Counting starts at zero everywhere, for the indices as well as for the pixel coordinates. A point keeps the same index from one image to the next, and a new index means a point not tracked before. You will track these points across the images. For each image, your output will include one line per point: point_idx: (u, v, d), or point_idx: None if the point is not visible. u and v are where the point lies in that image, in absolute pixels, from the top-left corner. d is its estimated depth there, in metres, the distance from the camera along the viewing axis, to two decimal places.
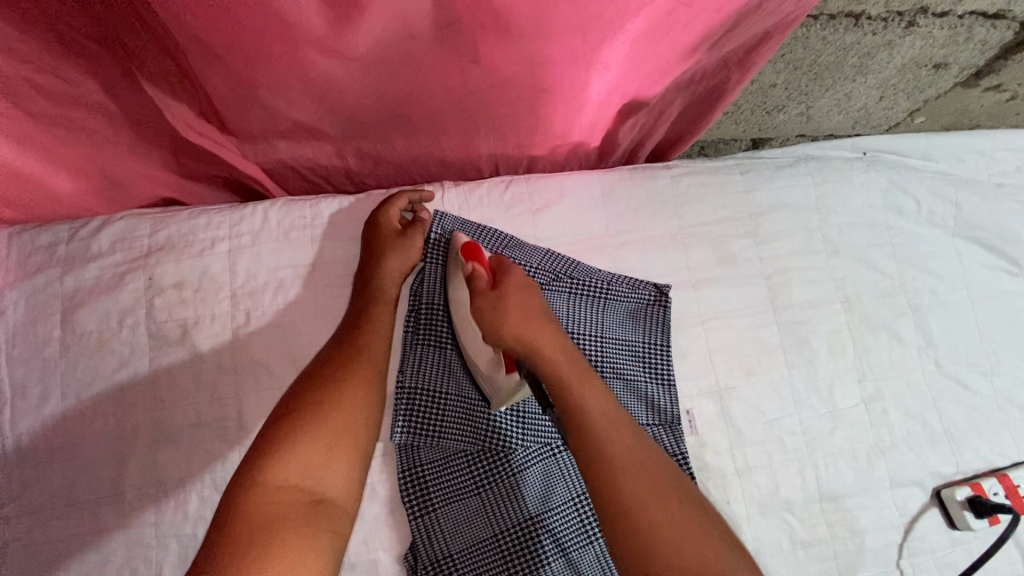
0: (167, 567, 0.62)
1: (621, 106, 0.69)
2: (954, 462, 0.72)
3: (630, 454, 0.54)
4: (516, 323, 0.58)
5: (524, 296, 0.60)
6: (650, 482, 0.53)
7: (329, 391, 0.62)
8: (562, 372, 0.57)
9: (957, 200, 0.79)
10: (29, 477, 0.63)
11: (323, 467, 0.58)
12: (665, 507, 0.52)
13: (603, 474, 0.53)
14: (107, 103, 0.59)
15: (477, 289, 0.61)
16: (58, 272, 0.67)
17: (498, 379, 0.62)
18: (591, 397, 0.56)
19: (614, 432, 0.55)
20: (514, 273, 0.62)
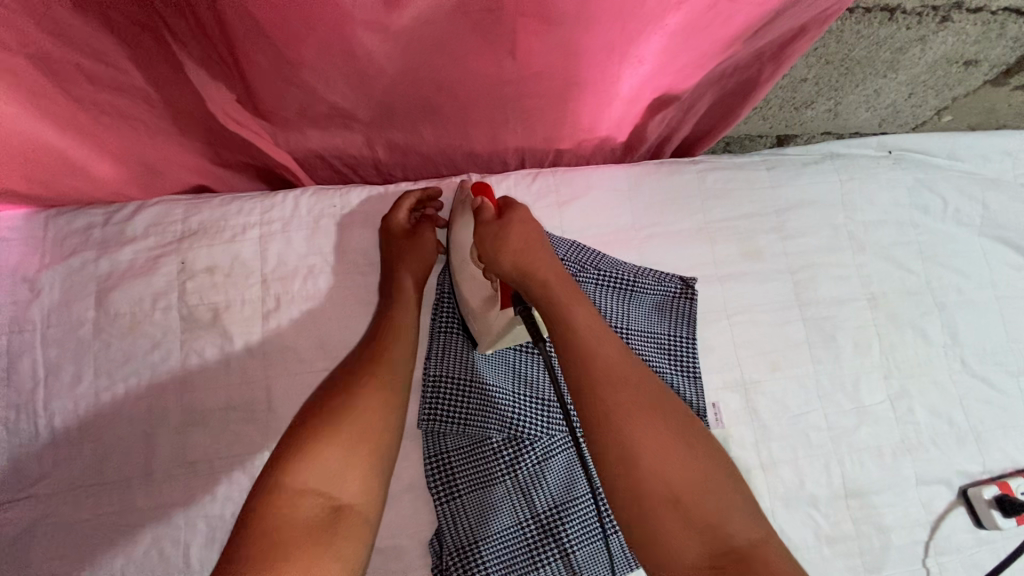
0: (195, 547, 0.62)
1: (652, 99, 0.70)
2: (980, 462, 0.72)
3: (624, 373, 0.49)
4: (516, 248, 0.56)
5: (528, 227, 0.58)
6: (648, 411, 0.47)
7: (351, 395, 0.59)
8: (556, 293, 0.53)
9: (983, 200, 0.79)
10: (61, 455, 0.64)
11: (342, 474, 0.54)
12: (662, 438, 0.47)
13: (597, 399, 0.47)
14: (150, 89, 0.60)
15: (483, 220, 0.61)
16: (93, 255, 0.69)
17: (492, 317, 0.63)
18: (594, 322, 0.51)
19: (608, 350, 0.50)
20: (521, 206, 0.61)
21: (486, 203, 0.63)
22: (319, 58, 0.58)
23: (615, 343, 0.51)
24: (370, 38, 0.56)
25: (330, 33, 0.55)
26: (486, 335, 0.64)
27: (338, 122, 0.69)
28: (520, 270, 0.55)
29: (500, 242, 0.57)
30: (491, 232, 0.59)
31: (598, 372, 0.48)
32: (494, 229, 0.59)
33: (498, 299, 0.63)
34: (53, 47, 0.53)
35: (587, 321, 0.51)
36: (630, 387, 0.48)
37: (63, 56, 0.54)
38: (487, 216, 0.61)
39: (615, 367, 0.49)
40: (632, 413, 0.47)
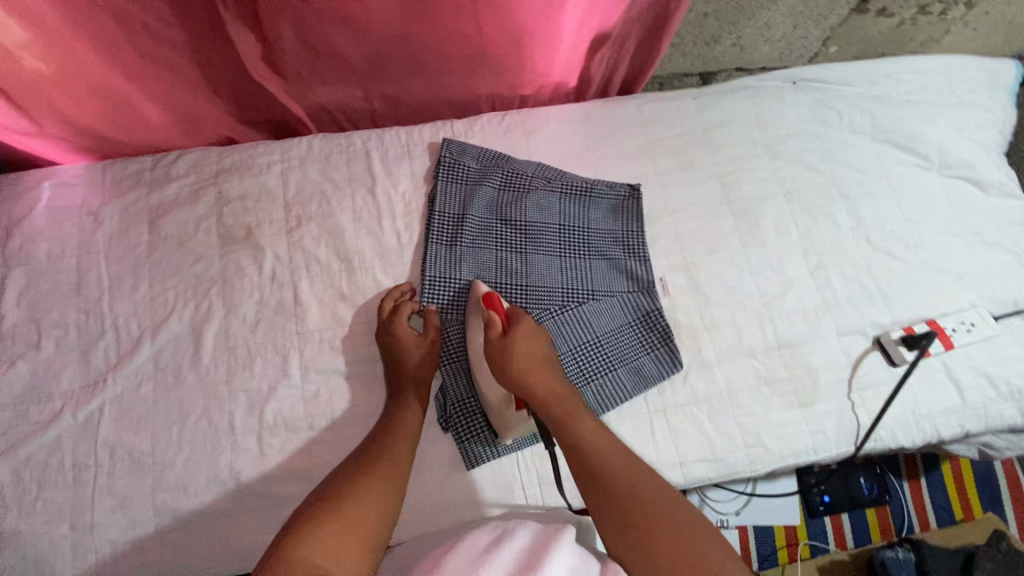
0: (239, 415, 0.75)
1: (590, 40, 0.87)
2: (889, 314, 0.86)
3: (625, 472, 0.66)
4: (522, 368, 0.72)
5: (531, 346, 0.73)
6: (647, 500, 0.63)
7: (352, 484, 0.65)
8: (566, 414, 0.70)
9: (871, 111, 0.97)
10: (124, 348, 0.77)
11: (337, 544, 0.58)
12: (656, 519, 0.62)
13: (610, 499, 0.64)
14: (198, 46, 0.76)
15: (491, 336, 0.74)
16: (144, 191, 0.84)
17: (510, 414, 0.74)
18: (595, 433, 0.69)
19: (610, 457, 0.67)
20: (521, 320, 0.75)
21: (492, 315, 0.75)
22: (330, 16, 0.74)
23: (619, 453, 0.68)
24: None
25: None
26: (505, 430, 0.74)
27: (342, 76, 0.86)
28: (532, 394, 0.71)
29: (511, 359, 0.72)
30: (503, 351, 0.72)
31: (615, 484, 0.65)
32: (503, 347, 0.73)
33: (514, 399, 0.74)
34: (130, 10, 0.69)
35: (593, 439, 0.68)
36: (631, 484, 0.65)
37: (136, 16, 0.70)
38: (494, 332, 0.74)
39: (617, 467, 0.66)
40: (636, 506, 0.63)
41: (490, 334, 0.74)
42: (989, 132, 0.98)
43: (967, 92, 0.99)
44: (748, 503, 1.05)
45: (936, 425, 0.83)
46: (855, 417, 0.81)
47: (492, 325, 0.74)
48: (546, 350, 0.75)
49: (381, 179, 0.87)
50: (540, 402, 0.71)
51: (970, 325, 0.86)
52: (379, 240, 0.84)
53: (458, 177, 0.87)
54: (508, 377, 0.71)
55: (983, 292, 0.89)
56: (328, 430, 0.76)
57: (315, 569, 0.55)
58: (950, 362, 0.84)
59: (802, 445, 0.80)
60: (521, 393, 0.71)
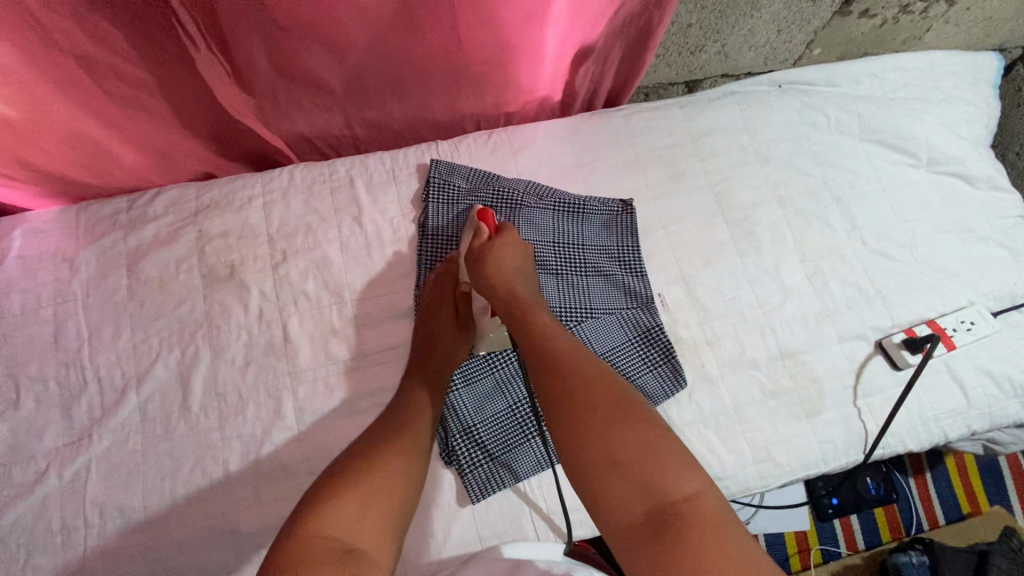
0: (234, 463, 0.72)
1: (574, 54, 0.86)
2: (889, 317, 0.86)
3: (577, 361, 0.60)
4: (496, 269, 0.73)
5: (510, 254, 0.75)
6: (595, 388, 0.57)
7: (376, 456, 0.60)
8: (524, 309, 0.68)
9: (858, 111, 0.96)
10: (108, 401, 0.74)
11: (362, 523, 0.55)
12: (602, 407, 0.56)
13: (554, 383, 0.59)
14: (171, 84, 0.74)
15: (476, 243, 0.77)
16: (121, 234, 0.81)
17: (484, 321, 0.80)
18: (551, 324, 0.66)
19: (562, 346, 0.62)
20: (507, 231, 0.77)
21: (481, 225, 0.78)
22: (306, 47, 0.72)
23: (569, 343, 0.63)
24: (350, 23, 0.70)
25: (316, 22, 0.69)
26: (478, 340, 0.80)
27: (321, 104, 0.84)
28: (500, 292, 0.72)
29: (488, 262, 0.73)
30: (481, 254, 0.75)
31: (560, 369, 0.60)
32: (483, 249, 0.75)
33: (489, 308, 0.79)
34: (97, 53, 0.66)
35: (546, 329, 0.65)
36: (578, 372, 0.59)
37: (102, 58, 0.67)
38: (480, 240, 0.77)
39: (567, 357, 0.61)
40: (581, 392, 0.57)
41: (476, 242, 0.77)
42: (975, 126, 0.98)
43: (950, 87, 0.99)
44: (757, 513, 1.01)
45: (942, 427, 0.82)
46: (862, 424, 0.80)
47: (480, 233, 0.77)
48: (525, 258, 0.76)
49: (368, 208, 0.84)
50: (507, 299, 0.71)
51: (969, 324, 0.85)
52: (368, 271, 0.81)
53: (448, 198, 0.84)
54: (483, 278, 0.73)
55: (980, 289, 0.89)
56: None
57: (341, 548, 0.53)
58: (952, 362, 0.84)
59: (811, 456, 0.79)
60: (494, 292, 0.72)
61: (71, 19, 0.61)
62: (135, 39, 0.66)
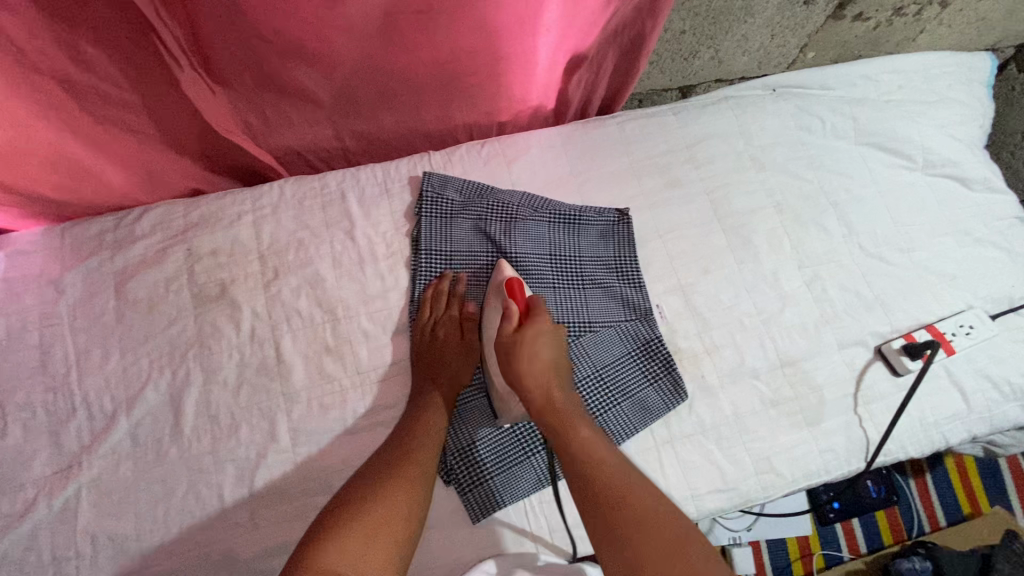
0: (228, 487, 0.71)
1: (567, 62, 0.85)
2: (888, 322, 0.85)
3: (624, 486, 0.58)
4: (530, 366, 0.67)
5: (544, 347, 0.69)
6: (643, 519, 0.55)
7: (380, 490, 0.63)
8: (565, 421, 0.64)
9: (853, 114, 0.95)
10: (98, 426, 0.72)
11: (363, 557, 0.58)
12: (652, 540, 0.54)
13: (602, 516, 0.57)
14: (156, 100, 0.72)
15: (504, 329, 0.70)
16: (108, 254, 0.79)
17: (513, 403, 0.73)
18: (595, 439, 0.63)
19: (608, 470, 0.60)
20: (539, 315, 0.71)
21: (510, 305, 0.72)
22: (294, 63, 0.71)
23: (614, 466, 0.60)
24: (338, 38, 0.69)
25: (303, 37, 0.68)
26: (505, 417, 0.74)
27: (310, 117, 0.82)
28: (534, 392, 0.66)
29: (520, 357, 0.68)
30: (512, 347, 0.69)
31: (606, 498, 0.58)
32: (512, 340, 0.69)
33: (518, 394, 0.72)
34: (77, 72, 0.65)
35: (591, 451, 0.61)
36: (624, 498, 0.57)
37: (84, 77, 0.66)
38: (509, 326, 0.70)
39: (613, 482, 0.59)
40: (633, 529, 0.55)
41: (504, 325, 0.71)
42: (969, 127, 0.98)
43: (944, 88, 0.99)
44: (757, 521, 1.02)
45: (943, 432, 0.82)
46: (863, 431, 0.80)
47: (508, 315, 0.71)
48: (558, 353, 0.70)
49: (360, 222, 0.83)
50: (543, 403, 0.66)
51: (968, 328, 0.84)
52: (362, 287, 0.80)
53: (442, 211, 0.83)
54: (514, 376, 0.67)
55: (978, 292, 0.88)
56: (323, 495, 0.71)
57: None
58: (952, 367, 0.84)
59: (813, 466, 0.78)
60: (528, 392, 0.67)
61: (51, 40, 0.60)
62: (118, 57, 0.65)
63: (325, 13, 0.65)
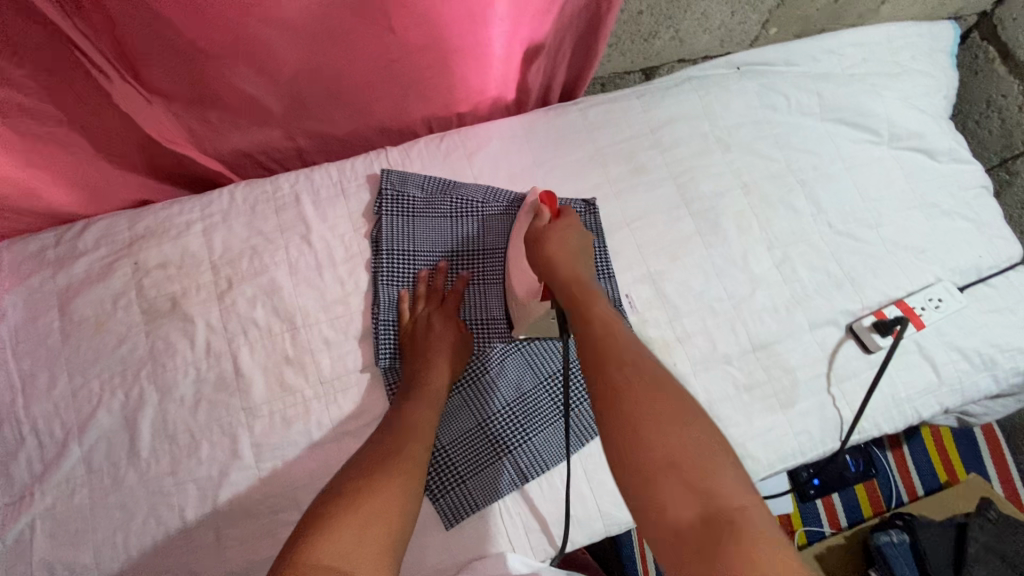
0: (190, 508, 0.68)
1: (523, 52, 0.82)
2: (859, 300, 0.85)
3: (625, 341, 0.56)
4: (555, 250, 0.68)
5: (569, 236, 0.70)
6: (643, 373, 0.53)
7: (374, 475, 0.59)
8: (583, 291, 0.62)
9: (818, 90, 0.94)
10: (49, 453, 0.69)
11: (358, 548, 0.53)
12: (649, 386, 0.51)
13: (602, 365, 0.54)
14: (87, 108, 0.68)
15: (537, 223, 0.73)
16: (50, 272, 0.75)
17: (532, 305, 0.73)
18: (607, 310, 0.60)
19: (613, 330, 0.57)
20: (569, 215, 0.73)
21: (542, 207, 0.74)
22: (230, 67, 0.68)
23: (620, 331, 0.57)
24: (274, 36, 0.66)
25: (236, 40, 0.64)
26: (518, 323, 0.74)
27: (257, 119, 0.78)
28: (553, 272, 0.66)
29: (547, 240, 0.70)
30: (541, 236, 0.71)
31: (609, 349, 0.55)
32: (542, 230, 0.72)
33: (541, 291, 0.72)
34: None
35: (604, 319, 0.59)
36: (623, 352, 0.54)
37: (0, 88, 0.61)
38: (539, 221, 0.73)
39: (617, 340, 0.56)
40: (630, 373, 0.52)
41: (535, 222, 0.73)
42: (934, 98, 0.97)
43: (908, 59, 0.98)
44: None
45: (915, 407, 0.82)
46: (836, 411, 0.79)
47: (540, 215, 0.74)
48: (584, 245, 0.71)
49: (316, 225, 0.79)
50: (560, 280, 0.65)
51: (937, 301, 0.84)
52: (321, 293, 0.77)
53: (402, 210, 0.80)
54: (541, 259, 0.69)
55: (946, 264, 0.88)
56: (292, 510, 0.69)
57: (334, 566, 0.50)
58: (922, 342, 0.84)
59: (788, 448, 0.78)
60: (549, 273, 0.67)
61: None
62: (34, 65, 0.61)
63: (253, 14, 0.62)
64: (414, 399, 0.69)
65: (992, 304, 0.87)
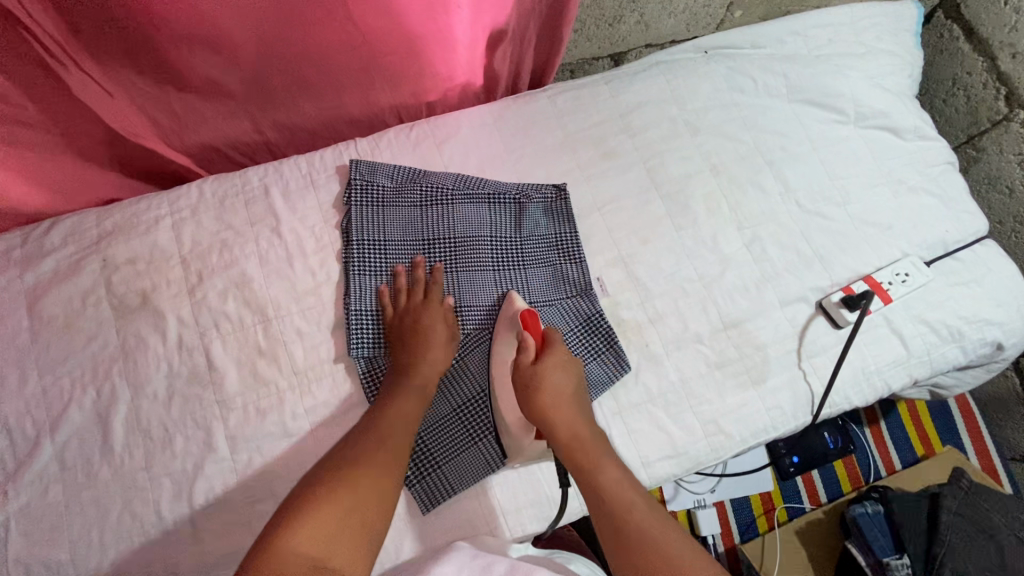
0: (166, 502, 0.68)
1: (487, 37, 0.82)
2: (828, 277, 0.86)
3: (635, 511, 0.61)
4: (549, 404, 0.67)
5: (561, 375, 0.69)
6: (655, 544, 0.58)
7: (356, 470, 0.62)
8: (588, 458, 0.64)
9: (784, 72, 0.95)
10: (22, 452, 0.69)
11: (338, 540, 0.56)
12: (665, 559, 0.57)
13: (620, 545, 0.60)
14: (48, 105, 0.68)
15: (522, 362, 0.70)
16: (17, 271, 0.75)
17: (525, 441, 0.73)
18: (616, 479, 0.63)
19: (626, 509, 0.61)
20: (555, 346, 0.71)
21: (525, 336, 0.71)
22: (196, 57, 0.68)
23: (632, 501, 0.62)
24: (235, 24, 0.66)
25: (196, 31, 0.64)
26: (513, 455, 0.73)
27: (224, 110, 0.78)
28: (553, 429, 0.67)
29: (543, 396, 0.68)
30: (532, 381, 0.69)
31: (626, 533, 0.60)
32: (533, 376, 0.69)
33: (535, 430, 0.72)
34: None
35: (615, 493, 0.62)
36: (636, 527, 0.60)
37: None
38: (526, 357, 0.70)
39: (629, 516, 0.61)
40: (647, 551, 0.58)
41: (522, 357, 0.70)
42: (900, 77, 0.98)
43: (873, 39, 0.99)
44: (721, 481, 1.06)
45: (885, 379, 0.83)
46: (807, 385, 0.81)
47: (526, 346, 0.70)
48: (576, 380, 0.70)
49: (286, 217, 0.79)
50: (562, 445, 0.66)
51: (904, 275, 0.86)
52: (293, 285, 0.77)
53: (372, 199, 0.80)
54: (536, 414, 0.68)
55: (913, 240, 0.90)
56: (267, 501, 0.70)
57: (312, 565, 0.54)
58: (890, 316, 0.85)
59: (760, 424, 0.79)
60: (549, 429, 0.67)
61: None
62: None
63: (212, 6, 0.62)
64: (397, 385, 0.71)
65: (959, 278, 0.88)
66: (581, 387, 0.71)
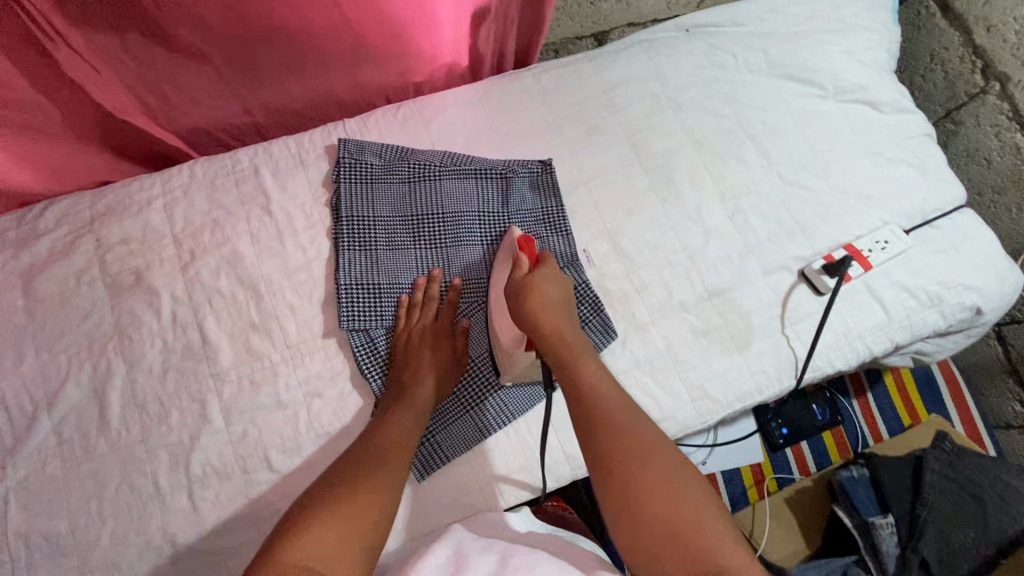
0: (163, 473, 0.70)
1: (471, 16, 0.84)
2: (810, 246, 0.88)
3: (611, 399, 0.63)
4: (539, 308, 0.69)
5: (553, 288, 0.71)
6: (628, 426, 0.61)
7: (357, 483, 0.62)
8: (570, 355, 0.67)
9: (764, 48, 0.97)
10: (20, 428, 0.70)
11: (337, 549, 0.56)
12: (633, 437, 0.60)
13: (592, 423, 0.62)
14: (38, 83, 0.69)
15: (517, 275, 0.73)
16: (12, 253, 0.76)
17: (518, 355, 0.74)
18: (598, 374, 0.66)
19: (604, 397, 0.64)
20: (549, 264, 0.73)
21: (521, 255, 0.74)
22: (183, 35, 0.69)
23: (609, 393, 0.64)
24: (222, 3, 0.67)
25: (183, 8, 0.66)
26: (506, 370, 0.75)
27: (213, 92, 0.80)
28: (540, 328, 0.68)
29: (531, 299, 0.70)
30: (522, 289, 0.71)
31: (600, 417, 0.62)
32: (525, 285, 0.71)
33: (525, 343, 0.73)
34: None
35: (594, 385, 0.64)
36: (611, 412, 0.62)
37: None
38: (520, 271, 0.73)
39: (605, 402, 0.63)
40: (616, 428, 0.61)
41: (516, 272, 0.73)
42: (877, 52, 1.00)
43: (851, 16, 1.01)
44: (712, 452, 1.07)
45: (867, 344, 0.85)
46: (791, 350, 0.82)
47: (520, 264, 0.73)
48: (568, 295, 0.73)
49: (277, 196, 0.81)
50: (547, 343, 0.68)
51: (884, 243, 0.88)
52: (284, 261, 0.78)
53: (361, 177, 0.82)
54: (523, 314, 0.70)
55: (892, 209, 0.91)
56: (263, 471, 0.71)
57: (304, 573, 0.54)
58: (871, 282, 0.87)
59: (745, 387, 0.81)
60: (536, 330, 0.69)
61: None
62: None
63: None
64: (397, 408, 0.71)
65: (938, 245, 0.90)
66: (572, 304, 0.73)
